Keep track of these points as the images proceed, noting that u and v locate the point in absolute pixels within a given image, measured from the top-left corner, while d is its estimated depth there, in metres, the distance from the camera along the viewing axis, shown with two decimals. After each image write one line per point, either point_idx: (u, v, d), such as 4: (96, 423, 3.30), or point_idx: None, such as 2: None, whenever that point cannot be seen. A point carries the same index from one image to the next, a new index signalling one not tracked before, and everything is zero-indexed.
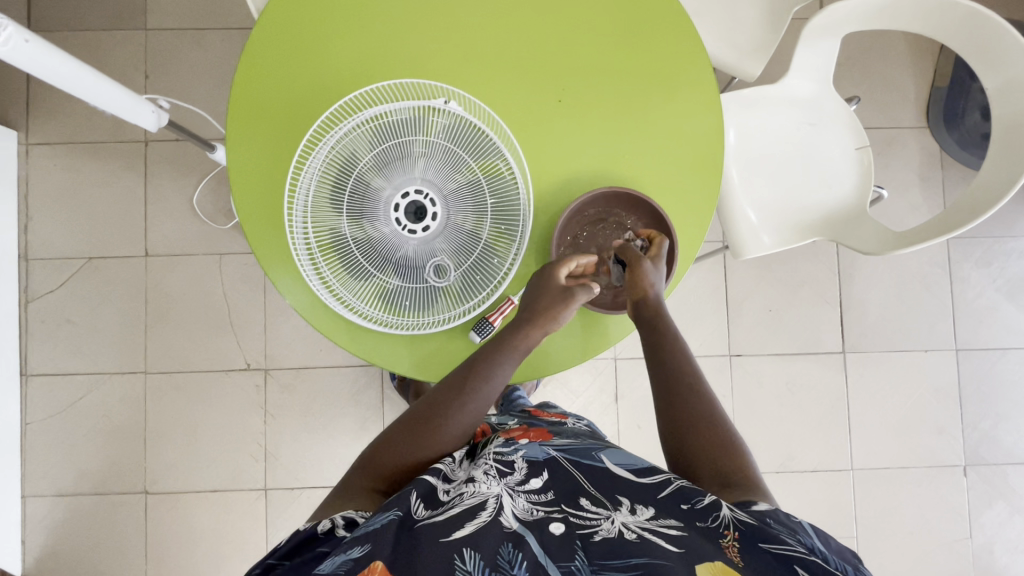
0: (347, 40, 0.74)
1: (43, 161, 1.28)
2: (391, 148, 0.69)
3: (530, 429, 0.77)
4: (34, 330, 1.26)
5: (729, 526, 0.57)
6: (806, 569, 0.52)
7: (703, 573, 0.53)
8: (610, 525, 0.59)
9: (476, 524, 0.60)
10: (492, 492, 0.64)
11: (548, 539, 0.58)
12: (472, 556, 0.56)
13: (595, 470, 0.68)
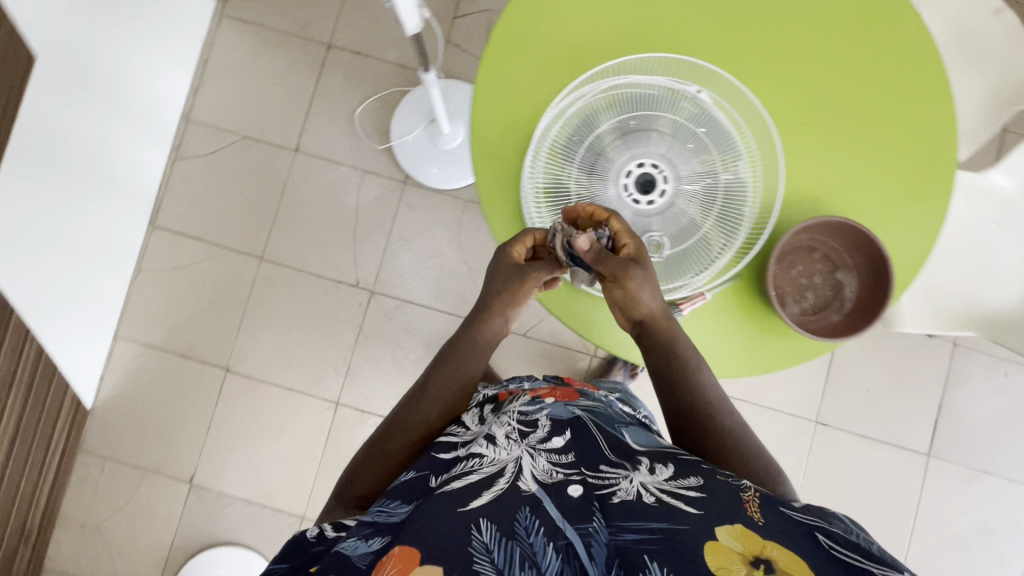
0: (616, 4, 0.74)
1: (230, 35, 1.33)
2: (638, 119, 0.72)
3: (557, 388, 0.77)
4: (173, 186, 1.31)
5: (751, 492, 0.55)
6: (829, 538, 0.48)
7: (724, 536, 0.50)
8: (628, 487, 0.57)
9: (492, 492, 0.56)
10: (511, 458, 0.62)
11: (564, 499, 0.56)
12: (489, 527, 0.52)
13: (614, 439, 0.68)
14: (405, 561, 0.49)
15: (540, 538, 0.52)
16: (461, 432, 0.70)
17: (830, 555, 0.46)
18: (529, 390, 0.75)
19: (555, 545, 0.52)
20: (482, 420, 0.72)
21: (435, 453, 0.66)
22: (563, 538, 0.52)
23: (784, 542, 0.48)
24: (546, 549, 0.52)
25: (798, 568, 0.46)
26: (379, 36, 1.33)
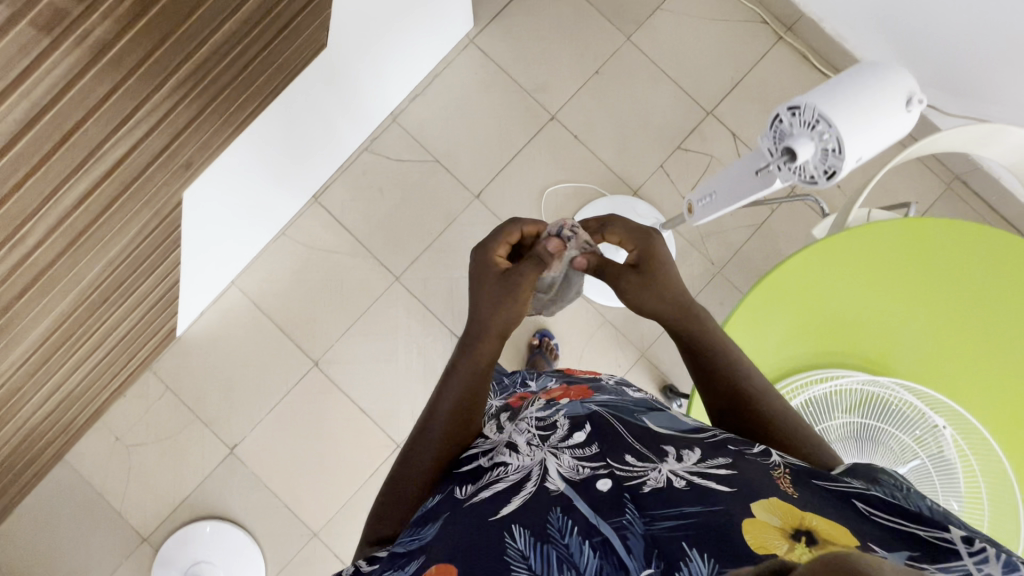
0: (903, 302, 0.74)
1: (470, 63, 1.33)
2: (875, 428, 0.73)
3: (570, 388, 0.68)
4: (351, 171, 1.31)
5: (782, 467, 0.48)
6: (868, 505, 0.42)
7: (760, 513, 0.41)
8: (657, 475, 0.48)
9: (521, 497, 0.50)
10: (535, 464, 0.54)
11: (593, 497, 0.48)
12: (524, 535, 0.46)
13: (634, 426, 0.57)
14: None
15: (574, 539, 0.45)
16: (483, 443, 0.63)
17: (880, 529, 0.40)
18: (544, 395, 0.68)
19: (591, 543, 0.44)
20: (501, 428, 0.65)
21: (457, 471, 0.59)
22: (601, 535, 0.45)
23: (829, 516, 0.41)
24: (583, 549, 0.44)
25: (842, 535, 0.38)
26: (603, 131, 1.33)
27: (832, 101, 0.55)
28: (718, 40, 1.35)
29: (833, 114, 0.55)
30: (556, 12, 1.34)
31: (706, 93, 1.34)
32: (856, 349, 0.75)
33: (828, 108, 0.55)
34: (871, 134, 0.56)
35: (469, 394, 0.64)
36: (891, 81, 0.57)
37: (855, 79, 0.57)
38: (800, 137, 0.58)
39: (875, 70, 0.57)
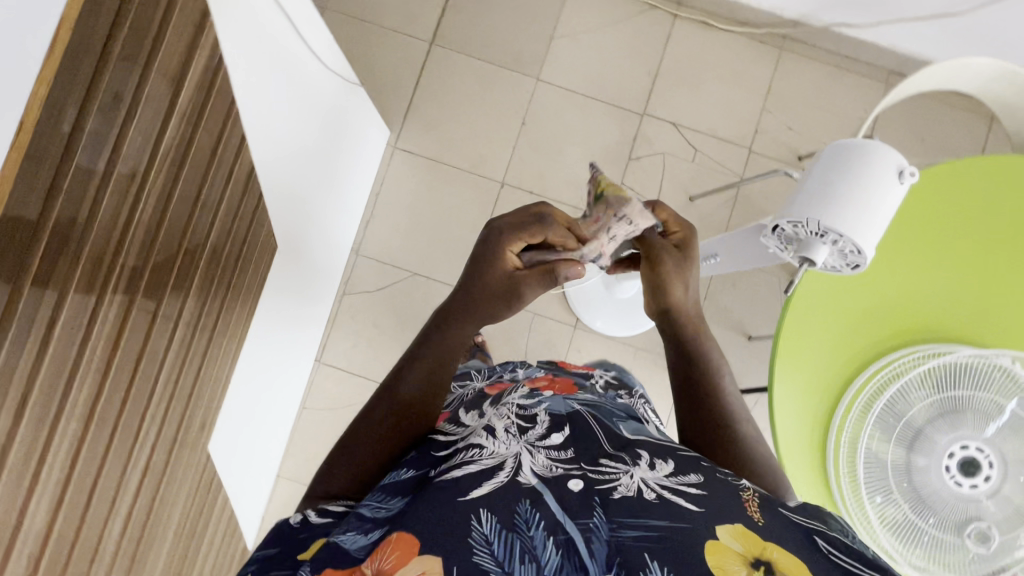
0: (917, 265, 0.77)
1: (402, 168, 1.32)
2: (955, 398, 0.72)
3: (556, 383, 0.76)
4: (341, 320, 1.30)
5: (751, 491, 0.46)
6: (829, 543, 0.41)
7: (723, 534, 0.41)
8: (629, 481, 0.46)
9: (493, 483, 0.45)
10: (511, 452, 0.49)
11: (567, 497, 0.44)
12: (491, 521, 0.41)
13: (608, 422, 0.56)
14: (405, 547, 0.39)
15: (540, 533, 0.41)
16: (457, 429, 0.58)
17: (832, 563, 0.39)
18: (529, 385, 0.73)
19: (556, 542, 0.41)
20: (479, 415, 0.61)
21: (432, 441, 0.54)
22: (566, 534, 0.41)
23: (791, 547, 0.40)
24: (548, 546, 0.41)
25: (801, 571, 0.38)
26: (554, 176, 1.32)
27: (834, 211, 0.56)
28: (621, 43, 1.34)
29: (841, 225, 0.56)
30: (460, 85, 1.33)
31: (633, 97, 1.34)
32: (895, 325, 0.77)
33: (835, 220, 0.56)
34: (882, 225, 0.56)
35: (440, 373, 0.60)
36: (880, 162, 0.57)
37: (845, 175, 0.58)
38: (812, 244, 0.59)
39: (859, 158, 0.58)
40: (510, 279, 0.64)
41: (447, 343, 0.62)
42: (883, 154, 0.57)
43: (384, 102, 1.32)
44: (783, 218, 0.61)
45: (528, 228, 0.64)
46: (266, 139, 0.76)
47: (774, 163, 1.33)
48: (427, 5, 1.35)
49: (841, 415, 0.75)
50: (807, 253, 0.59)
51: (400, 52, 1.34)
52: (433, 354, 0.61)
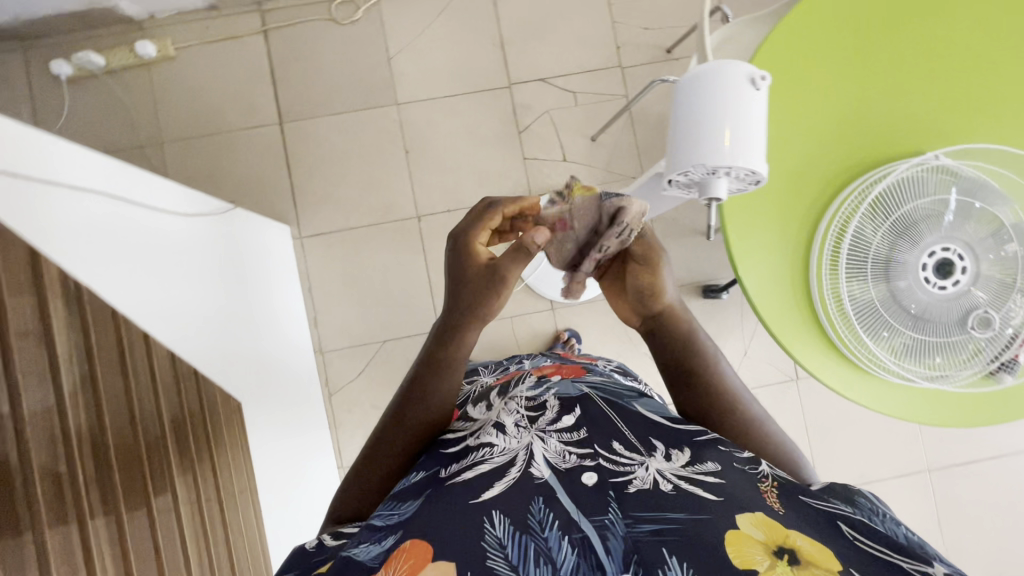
0: (820, 106, 0.75)
1: (319, 253, 1.27)
2: (905, 212, 0.72)
3: (563, 366, 0.74)
4: (341, 420, 1.26)
5: (770, 479, 0.46)
6: (853, 528, 0.40)
7: (744, 524, 0.41)
8: (644, 473, 0.48)
9: (505, 483, 0.48)
10: (521, 445, 0.52)
11: (578, 491, 0.47)
12: (504, 521, 0.44)
13: (625, 412, 0.56)
14: (418, 555, 0.42)
15: (555, 533, 0.44)
16: (467, 423, 0.62)
17: (859, 551, 0.38)
18: (535, 373, 0.72)
19: (571, 540, 0.43)
20: (489, 407, 0.64)
21: (440, 446, 0.57)
22: (581, 532, 0.43)
23: (813, 533, 0.40)
24: (563, 544, 0.43)
25: (825, 557, 0.38)
26: (461, 184, 1.30)
27: (713, 144, 0.53)
28: (455, 31, 1.31)
29: (726, 153, 0.52)
30: (330, 147, 1.29)
31: (492, 75, 1.31)
32: (826, 170, 0.75)
33: (718, 153, 0.53)
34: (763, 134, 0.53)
35: (437, 386, 0.57)
36: (727, 79, 0.54)
37: (700, 107, 0.55)
38: (711, 182, 0.55)
39: (707, 85, 0.55)
40: (499, 268, 0.53)
41: (440, 365, 0.57)
42: (727, 69, 0.55)
43: (267, 200, 1.27)
44: (671, 173, 0.57)
45: (490, 213, 0.56)
46: (150, 305, 0.68)
47: (648, 69, 1.33)
48: (256, 88, 1.28)
49: (819, 279, 0.74)
50: (710, 193, 0.55)
51: (255, 145, 1.28)
52: (427, 369, 0.58)
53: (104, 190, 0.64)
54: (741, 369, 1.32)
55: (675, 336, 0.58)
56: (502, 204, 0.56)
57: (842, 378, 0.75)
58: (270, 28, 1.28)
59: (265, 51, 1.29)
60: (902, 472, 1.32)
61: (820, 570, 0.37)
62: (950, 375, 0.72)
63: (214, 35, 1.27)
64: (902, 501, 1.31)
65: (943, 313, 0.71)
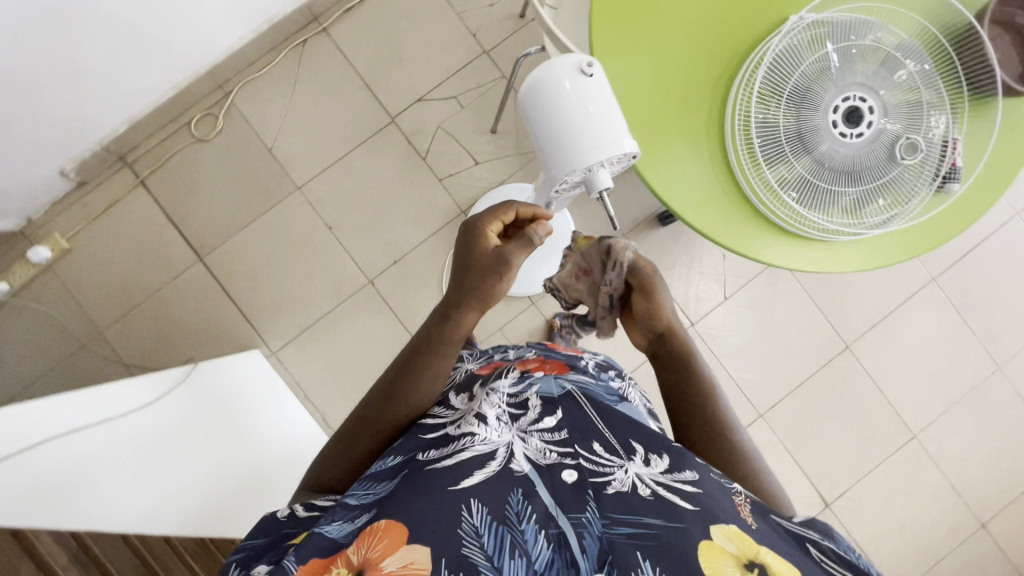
0: (675, 21, 0.74)
1: (298, 358, 1.26)
2: (798, 80, 0.71)
3: (547, 360, 0.71)
4: None
5: (743, 498, 0.48)
6: (821, 551, 0.41)
7: (717, 537, 0.42)
8: (623, 477, 0.50)
9: (485, 473, 0.49)
10: (503, 440, 0.54)
11: (557, 488, 0.48)
12: (480, 510, 0.45)
13: (608, 418, 0.59)
14: (393, 536, 0.43)
15: (531, 526, 0.45)
16: (448, 413, 0.62)
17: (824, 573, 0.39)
18: (518, 364, 0.68)
19: (547, 535, 0.44)
20: (471, 396, 0.63)
21: (421, 435, 0.59)
22: (557, 527, 0.44)
23: (783, 552, 0.41)
24: (538, 539, 0.44)
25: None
26: (394, 231, 1.28)
27: (580, 151, 0.62)
28: (317, 94, 1.28)
29: (592, 154, 0.61)
30: (256, 257, 1.26)
31: (372, 117, 1.29)
32: (708, 75, 0.74)
33: (586, 156, 0.61)
34: (614, 121, 0.62)
35: (438, 364, 0.65)
36: (564, 89, 0.62)
37: (554, 121, 0.63)
38: (592, 178, 0.64)
39: (551, 101, 0.62)
40: (507, 258, 0.61)
41: (444, 342, 0.65)
42: (560, 81, 0.62)
43: (225, 335, 1.25)
44: (556, 183, 0.65)
45: (506, 208, 0.64)
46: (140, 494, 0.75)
47: (512, 41, 1.31)
48: (161, 237, 1.25)
49: (748, 181, 0.74)
50: (597, 186, 0.64)
51: (188, 289, 1.26)
52: (430, 348, 0.65)
53: (85, 424, 0.76)
54: (728, 272, 1.33)
55: (667, 344, 0.67)
56: (519, 205, 0.64)
57: (801, 257, 0.77)
58: (145, 176, 1.25)
59: (151, 199, 1.25)
60: (912, 291, 1.34)
61: None
62: (903, 209, 0.73)
63: (95, 208, 1.24)
64: (923, 317, 1.34)
65: (872, 157, 0.71)
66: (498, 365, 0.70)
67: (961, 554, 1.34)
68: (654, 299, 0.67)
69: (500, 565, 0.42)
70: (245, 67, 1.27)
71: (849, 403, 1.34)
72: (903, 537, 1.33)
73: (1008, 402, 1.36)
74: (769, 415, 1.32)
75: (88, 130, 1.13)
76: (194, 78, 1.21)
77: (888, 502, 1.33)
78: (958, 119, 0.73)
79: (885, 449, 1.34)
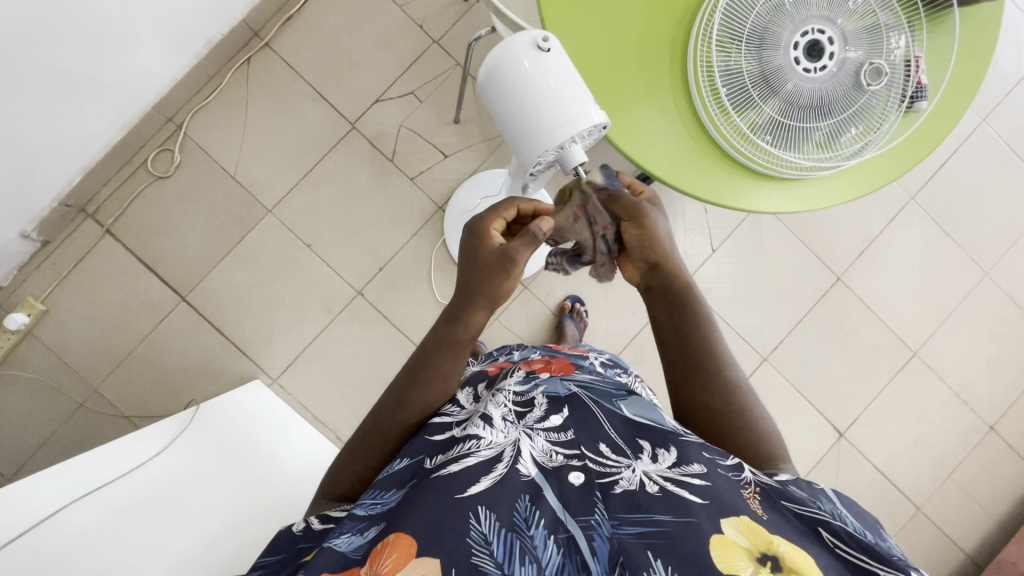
0: None
1: (300, 381, 1.24)
2: (755, 21, 0.69)
3: (552, 361, 0.75)
4: None
5: (753, 487, 0.47)
6: (834, 535, 0.42)
7: (728, 530, 0.42)
8: (631, 475, 0.50)
9: (492, 478, 0.50)
10: (508, 441, 0.55)
11: (566, 491, 0.50)
12: (489, 517, 0.46)
13: (612, 414, 0.60)
14: (402, 550, 0.43)
15: (540, 532, 0.46)
16: (456, 411, 0.64)
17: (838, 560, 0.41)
18: (524, 366, 0.73)
19: (557, 540, 0.46)
20: (477, 397, 0.67)
21: (427, 437, 0.59)
22: (566, 532, 0.46)
23: (796, 541, 0.42)
24: (548, 544, 0.46)
25: (808, 565, 0.40)
26: (375, 238, 1.26)
27: (548, 129, 0.60)
28: (271, 112, 1.24)
29: (562, 129, 0.60)
30: (240, 287, 1.24)
31: (332, 127, 1.25)
32: (663, 33, 0.73)
33: (555, 134, 0.60)
34: (578, 93, 0.60)
35: (449, 367, 0.63)
36: (524, 67, 0.60)
37: (519, 103, 0.61)
38: (565, 155, 0.63)
39: (512, 82, 0.61)
40: (512, 256, 0.60)
41: (453, 344, 0.62)
42: (518, 60, 0.60)
43: (223, 371, 1.23)
44: (532, 166, 0.64)
45: (509, 205, 0.64)
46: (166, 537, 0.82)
47: (460, 27, 1.28)
48: (139, 284, 1.22)
49: (719, 132, 0.73)
50: (572, 162, 0.63)
51: (176, 331, 1.23)
52: (438, 350, 0.62)
53: (71, 499, 0.80)
54: (712, 224, 1.33)
55: (660, 278, 0.64)
56: (520, 201, 0.64)
57: (781, 199, 0.77)
58: (110, 225, 1.21)
59: (121, 247, 1.22)
60: (893, 213, 1.36)
61: None
62: (875, 135, 0.73)
63: (65, 265, 1.20)
64: (907, 237, 1.36)
65: (839, 88, 0.70)
66: (505, 364, 0.78)
67: (974, 458, 1.38)
68: (645, 227, 0.64)
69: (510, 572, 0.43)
70: (192, 96, 1.22)
71: (848, 333, 1.36)
72: (918, 452, 1.37)
73: (999, 306, 1.39)
74: (773, 357, 1.34)
75: (43, 186, 1.09)
76: (141, 116, 1.17)
77: (899, 421, 1.37)
78: (916, 36, 0.73)
79: (889, 371, 1.36)
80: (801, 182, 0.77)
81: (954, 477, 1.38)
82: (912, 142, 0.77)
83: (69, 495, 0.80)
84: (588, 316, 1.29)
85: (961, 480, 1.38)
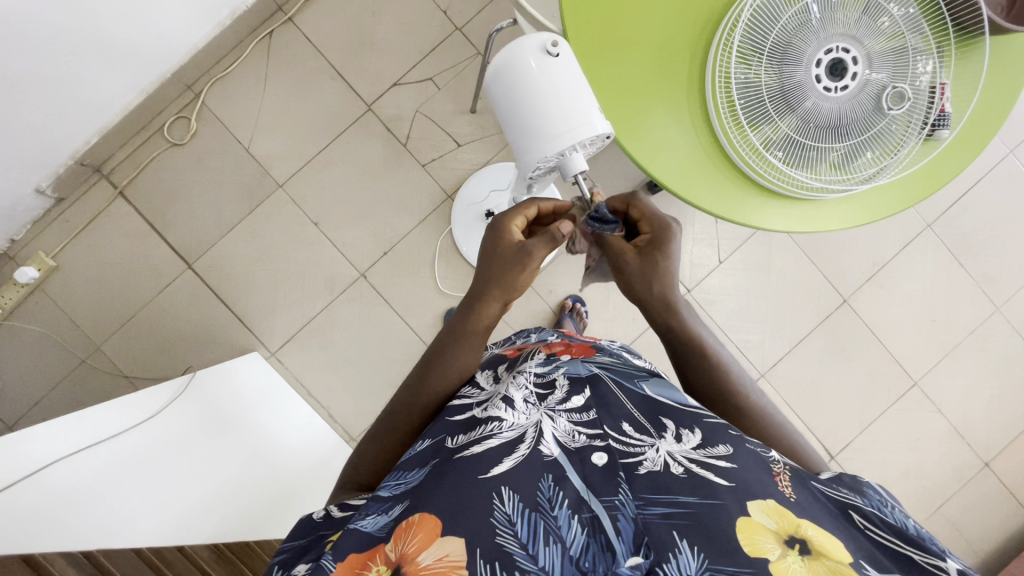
0: None
1: (298, 356, 1.26)
2: (779, 34, 0.67)
3: (572, 345, 0.72)
4: None
5: (782, 466, 0.48)
6: (865, 517, 0.43)
7: (756, 512, 0.42)
8: (655, 455, 0.49)
9: (515, 459, 0.49)
10: (530, 422, 0.54)
11: (590, 472, 0.49)
12: (512, 497, 0.45)
13: (635, 396, 0.59)
14: (427, 529, 0.42)
15: (564, 512, 0.45)
16: (475, 393, 0.62)
17: (871, 542, 0.41)
18: (544, 349, 0.70)
19: (581, 519, 0.45)
20: (497, 379, 0.65)
21: (448, 419, 0.58)
22: (590, 512, 0.45)
23: (824, 525, 0.42)
24: (572, 524, 0.44)
25: (837, 549, 0.39)
26: (383, 222, 1.27)
27: (548, 135, 0.60)
28: (289, 87, 1.25)
29: (563, 136, 0.59)
30: (246, 258, 1.25)
31: (349, 106, 1.25)
32: (684, 41, 0.72)
33: (555, 141, 0.59)
34: (583, 102, 0.60)
35: (464, 358, 0.62)
36: (534, 71, 0.60)
37: (522, 108, 0.61)
38: (566, 162, 0.62)
39: (515, 82, 0.60)
40: (529, 251, 0.58)
41: (468, 334, 0.62)
42: (527, 64, 0.60)
43: (223, 340, 1.25)
44: (530, 169, 0.63)
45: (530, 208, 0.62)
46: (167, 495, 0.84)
47: (484, 17, 1.27)
48: (148, 247, 1.24)
49: (733, 146, 0.72)
50: (571, 170, 0.62)
51: (181, 298, 1.25)
52: (454, 339, 0.62)
53: (70, 451, 0.81)
54: (721, 234, 1.31)
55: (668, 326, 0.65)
56: (541, 201, 0.63)
57: (791, 217, 0.76)
58: (123, 187, 1.23)
59: (132, 210, 1.23)
60: (906, 241, 1.33)
61: (831, 561, 0.38)
62: (893, 159, 0.71)
63: (77, 223, 1.22)
64: (919, 264, 1.34)
65: (858, 109, 0.68)
66: (523, 347, 0.76)
67: (965, 493, 1.37)
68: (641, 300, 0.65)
69: (536, 553, 0.42)
70: (212, 66, 1.23)
71: (849, 356, 1.34)
72: (907, 482, 1.35)
73: (1006, 342, 1.36)
74: (770, 375, 1.33)
75: (60, 145, 1.10)
76: (160, 82, 1.17)
77: (893, 449, 1.35)
78: (944, 62, 0.71)
79: (887, 398, 1.35)
80: (810, 202, 0.76)
81: (942, 510, 1.36)
82: (927, 171, 0.76)
83: (63, 449, 0.81)
84: (588, 317, 1.29)
85: (950, 514, 1.37)
